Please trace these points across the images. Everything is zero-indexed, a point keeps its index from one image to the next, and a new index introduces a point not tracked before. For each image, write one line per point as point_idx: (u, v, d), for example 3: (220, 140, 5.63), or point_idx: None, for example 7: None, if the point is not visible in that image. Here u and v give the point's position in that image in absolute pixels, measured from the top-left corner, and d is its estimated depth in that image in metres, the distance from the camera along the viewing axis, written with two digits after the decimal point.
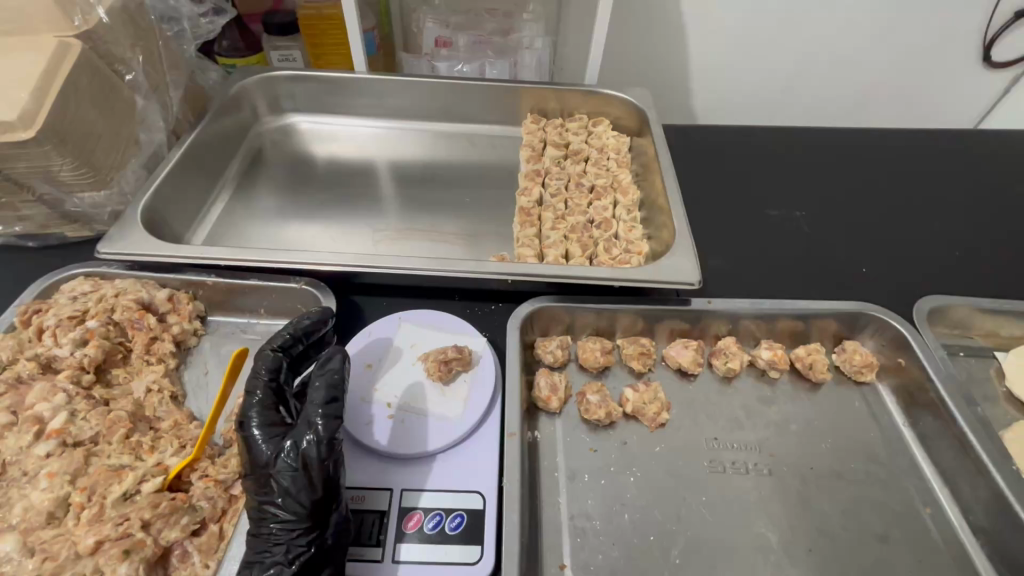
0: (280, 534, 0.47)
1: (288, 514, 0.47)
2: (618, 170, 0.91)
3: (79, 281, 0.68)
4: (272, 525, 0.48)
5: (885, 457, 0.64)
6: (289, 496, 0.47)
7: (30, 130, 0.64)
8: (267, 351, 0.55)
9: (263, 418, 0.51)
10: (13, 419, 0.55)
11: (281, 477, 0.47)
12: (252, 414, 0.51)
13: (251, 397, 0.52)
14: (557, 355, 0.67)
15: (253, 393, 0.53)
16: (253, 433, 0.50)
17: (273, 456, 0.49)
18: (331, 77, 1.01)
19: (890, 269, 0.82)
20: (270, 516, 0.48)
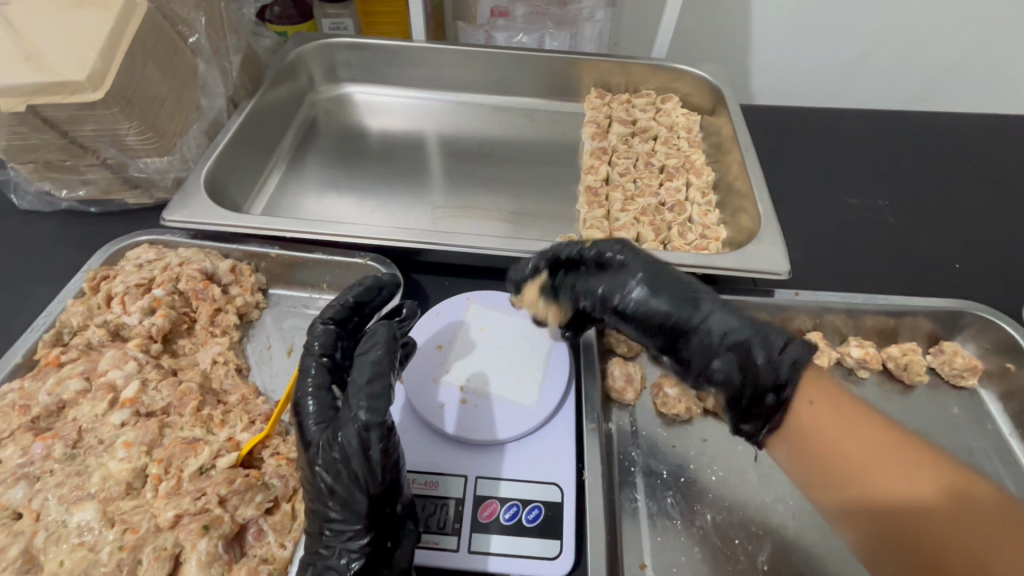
0: (332, 537, 0.44)
1: (336, 513, 0.44)
2: (691, 150, 0.86)
3: (144, 249, 0.67)
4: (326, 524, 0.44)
5: (989, 469, 0.59)
6: (338, 494, 0.43)
7: (99, 91, 0.62)
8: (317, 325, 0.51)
9: (317, 400, 0.47)
10: (86, 385, 0.54)
11: (329, 472, 0.44)
12: (307, 397, 0.48)
13: (305, 377, 0.49)
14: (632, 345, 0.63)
15: (306, 373, 0.49)
16: (306, 419, 0.47)
17: (320, 446, 0.44)
18: (387, 46, 0.97)
19: (987, 265, 0.75)
20: (321, 515, 0.44)
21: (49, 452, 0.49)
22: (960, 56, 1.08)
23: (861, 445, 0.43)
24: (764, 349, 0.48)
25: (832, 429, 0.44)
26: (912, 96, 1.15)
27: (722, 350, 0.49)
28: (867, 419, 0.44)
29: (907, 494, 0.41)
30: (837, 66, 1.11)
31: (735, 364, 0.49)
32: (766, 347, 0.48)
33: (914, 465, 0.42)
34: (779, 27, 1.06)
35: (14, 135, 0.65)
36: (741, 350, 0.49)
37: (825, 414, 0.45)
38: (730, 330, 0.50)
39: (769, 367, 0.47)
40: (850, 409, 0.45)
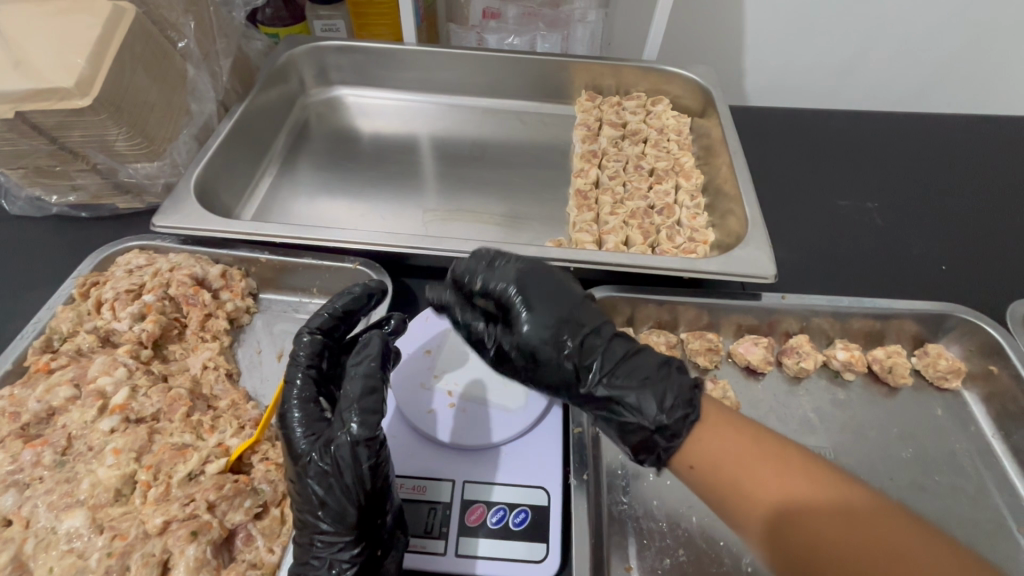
0: (322, 548, 0.44)
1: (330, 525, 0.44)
2: (680, 152, 0.86)
3: (134, 254, 0.67)
4: (314, 537, 0.45)
5: (972, 471, 0.60)
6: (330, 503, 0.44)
7: (87, 97, 0.62)
8: (305, 335, 0.52)
9: (304, 411, 0.48)
10: (76, 391, 0.54)
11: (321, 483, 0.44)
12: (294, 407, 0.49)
13: (291, 388, 0.50)
14: None
15: (293, 383, 0.50)
16: (293, 430, 0.47)
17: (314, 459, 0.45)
18: (378, 48, 0.97)
19: (971, 267, 0.76)
20: (311, 526, 0.45)
21: (39, 459, 0.49)
22: (949, 57, 1.08)
23: (762, 465, 0.43)
24: (667, 392, 0.47)
25: (738, 456, 0.44)
26: (901, 97, 1.16)
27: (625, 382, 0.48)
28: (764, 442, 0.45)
29: (810, 504, 0.41)
30: (827, 67, 1.12)
31: (636, 402, 0.47)
32: (666, 391, 0.47)
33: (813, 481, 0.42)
34: (769, 29, 1.06)
35: (3, 141, 0.65)
36: (642, 387, 0.48)
37: (720, 436, 0.45)
38: (637, 368, 0.49)
39: (669, 412, 0.46)
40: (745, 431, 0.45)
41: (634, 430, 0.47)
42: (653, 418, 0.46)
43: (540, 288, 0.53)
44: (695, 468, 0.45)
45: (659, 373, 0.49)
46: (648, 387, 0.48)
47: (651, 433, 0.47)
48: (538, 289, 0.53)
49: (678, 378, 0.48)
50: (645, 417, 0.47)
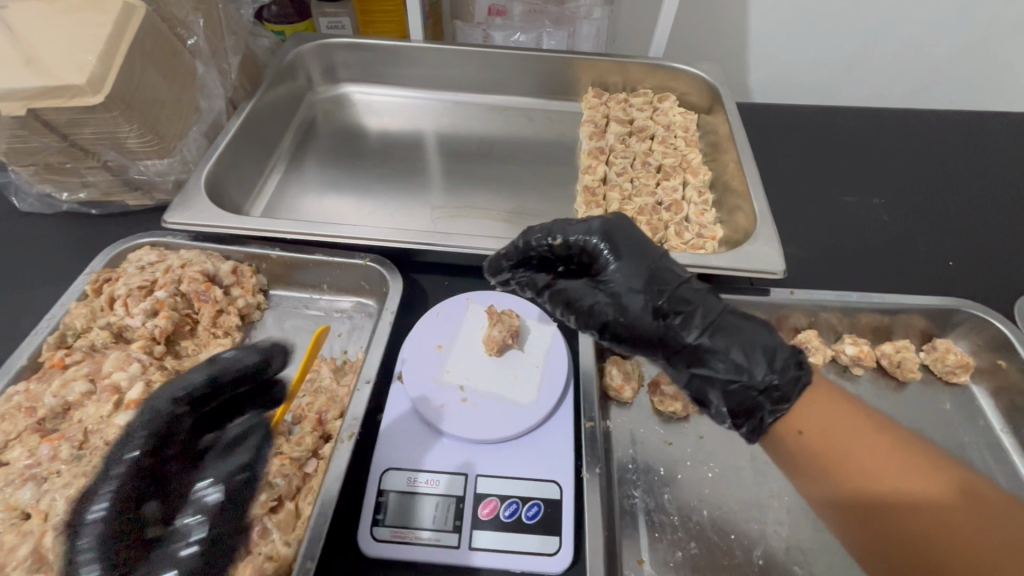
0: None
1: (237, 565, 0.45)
2: (687, 149, 0.86)
3: (145, 250, 0.67)
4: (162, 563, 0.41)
5: (980, 464, 0.60)
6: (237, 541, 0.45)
7: (99, 95, 0.62)
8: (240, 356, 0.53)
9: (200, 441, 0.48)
10: (91, 387, 0.55)
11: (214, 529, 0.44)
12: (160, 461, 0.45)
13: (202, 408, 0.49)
14: None
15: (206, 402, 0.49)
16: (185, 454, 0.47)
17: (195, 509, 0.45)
18: (385, 45, 0.97)
19: (979, 262, 0.76)
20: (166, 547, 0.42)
21: (56, 454, 0.50)
22: (955, 54, 1.08)
23: (863, 448, 0.49)
24: (775, 351, 0.48)
25: (842, 432, 0.50)
26: (906, 93, 1.16)
27: (729, 344, 0.49)
28: (874, 427, 0.50)
29: (903, 487, 0.47)
30: (832, 64, 1.12)
31: (742, 361, 0.48)
32: (774, 350, 0.49)
33: (908, 470, 0.47)
34: (774, 25, 1.06)
35: (14, 139, 0.65)
36: (749, 348, 0.48)
37: (829, 416, 0.51)
38: (743, 328, 0.49)
39: (781, 373, 0.48)
40: (853, 416, 0.51)
41: (736, 390, 0.49)
42: (760, 380, 0.48)
43: (632, 247, 0.53)
44: (803, 434, 0.51)
45: (758, 331, 0.49)
46: (751, 345, 0.48)
47: (757, 394, 0.48)
48: (629, 247, 0.53)
49: (784, 341, 0.50)
50: (751, 378, 0.48)
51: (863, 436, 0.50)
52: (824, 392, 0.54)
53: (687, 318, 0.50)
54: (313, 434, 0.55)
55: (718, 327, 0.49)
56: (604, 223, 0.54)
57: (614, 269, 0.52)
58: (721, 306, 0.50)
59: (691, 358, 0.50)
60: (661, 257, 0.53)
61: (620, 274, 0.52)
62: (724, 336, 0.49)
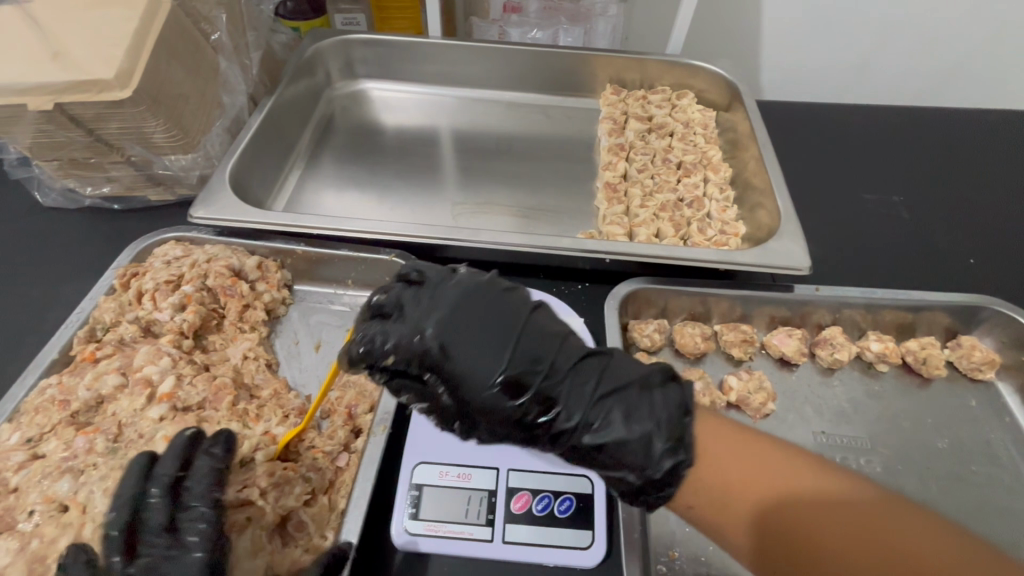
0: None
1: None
2: (707, 146, 0.86)
3: (170, 245, 0.67)
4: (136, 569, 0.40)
5: (1007, 460, 0.60)
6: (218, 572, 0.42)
7: (126, 89, 0.62)
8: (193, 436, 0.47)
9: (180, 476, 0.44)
10: (123, 380, 0.55)
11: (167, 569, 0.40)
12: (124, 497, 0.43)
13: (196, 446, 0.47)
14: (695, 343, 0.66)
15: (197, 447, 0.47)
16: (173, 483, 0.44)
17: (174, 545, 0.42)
18: (402, 42, 0.98)
19: (1001, 260, 0.76)
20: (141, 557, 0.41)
21: (91, 446, 0.50)
22: (971, 51, 1.08)
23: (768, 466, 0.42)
24: (654, 429, 0.42)
25: (743, 453, 0.43)
26: (922, 91, 1.16)
27: (608, 421, 0.43)
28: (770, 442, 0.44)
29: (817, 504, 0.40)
30: (849, 62, 1.12)
31: (620, 440, 0.42)
32: (648, 424, 0.42)
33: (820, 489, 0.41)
34: (791, 22, 1.06)
35: (42, 133, 0.65)
36: (630, 415, 0.42)
37: (718, 438, 0.44)
38: (615, 398, 0.43)
39: (659, 462, 0.41)
40: (742, 434, 0.44)
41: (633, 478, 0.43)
42: (639, 468, 0.42)
43: (472, 319, 0.44)
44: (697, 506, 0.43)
45: (641, 400, 0.43)
46: (627, 419, 0.42)
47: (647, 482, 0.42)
48: (467, 321, 0.44)
49: (668, 398, 0.43)
50: (640, 459, 0.42)
51: (761, 452, 0.43)
52: (719, 426, 0.45)
53: (559, 396, 0.43)
54: (344, 428, 0.55)
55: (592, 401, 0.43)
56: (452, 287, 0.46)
57: (452, 362, 0.43)
58: (587, 377, 0.44)
59: (577, 441, 0.44)
60: (525, 319, 0.45)
61: (462, 358, 0.43)
62: (600, 412, 0.43)
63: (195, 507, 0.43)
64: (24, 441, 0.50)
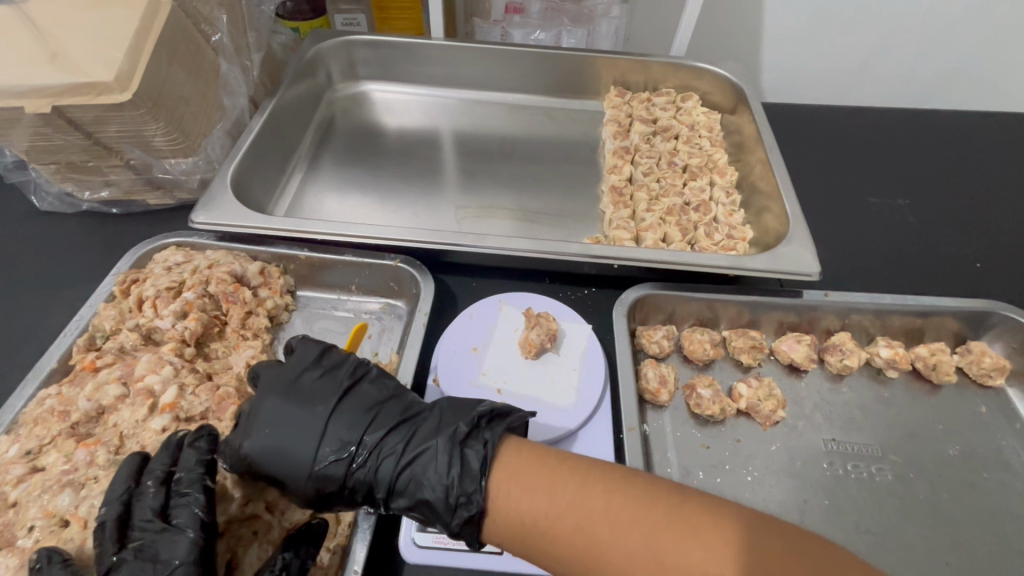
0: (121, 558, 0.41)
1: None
2: (713, 149, 0.86)
3: (171, 251, 0.66)
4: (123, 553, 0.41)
5: (1018, 468, 0.60)
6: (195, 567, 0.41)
7: (127, 92, 0.61)
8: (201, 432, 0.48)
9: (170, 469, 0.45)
10: (124, 390, 0.54)
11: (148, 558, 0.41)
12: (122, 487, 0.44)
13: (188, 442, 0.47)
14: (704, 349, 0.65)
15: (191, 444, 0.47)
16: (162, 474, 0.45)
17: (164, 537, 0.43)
18: (404, 43, 0.96)
19: (1007, 265, 0.76)
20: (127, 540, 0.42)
21: (93, 459, 0.49)
22: (973, 54, 1.08)
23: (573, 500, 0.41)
24: (455, 476, 0.44)
25: (561, 487, 0.41)
26: (925, 93, 1.15)
27: (418, 475, 0.45)
28: (575, 469, 0.43)
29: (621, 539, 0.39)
30: (852, 63, 1.11)
31: (438, 487, 0.44)
32: (441, 474, 0.44)
33: (629, 511, 0.40)
34: (795, 24, 1.05)
35: (39, 136, 0.64)
36: (437, 467, 0.45)
37: (530, 473, 0.43)
38: (433, 453, 0.46)
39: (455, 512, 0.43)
40: (557, 464, 0.43)
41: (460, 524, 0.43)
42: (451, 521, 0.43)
43: (296, 399, 0.48)
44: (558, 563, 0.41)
45: (459, 455, 0.45)
46: (432, 465, 0.45)
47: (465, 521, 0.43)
48: (300, 402, 0.48)
49: (472, 451, 0.45)
50: (445, 508, 0.44)
51: (579, 490, 0.41)
52: (527, 457, 0.44)
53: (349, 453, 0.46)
54: None
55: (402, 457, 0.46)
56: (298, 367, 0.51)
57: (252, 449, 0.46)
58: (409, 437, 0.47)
59: (403, 493, 0.45)
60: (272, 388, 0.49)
61: (276, 443, 0.46)
62: (410, 468, 0.45)
63: (188, 494, 0.44)
64: (23, 454, 0.49)
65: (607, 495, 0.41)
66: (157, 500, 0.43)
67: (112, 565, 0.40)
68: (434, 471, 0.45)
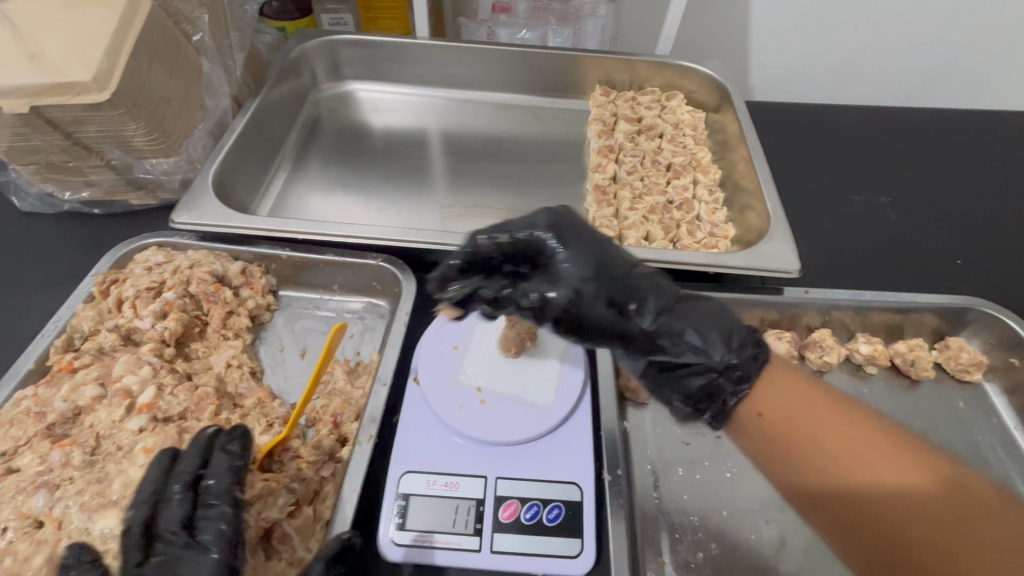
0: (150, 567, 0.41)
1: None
2: (697, 147, 0.86)
3: (152, 251, 0.66)
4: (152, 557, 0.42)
5: (994, 461, 0.60)
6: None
7: (105, 92, 0.60)
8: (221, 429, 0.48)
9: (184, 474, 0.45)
10: (101, 391, 0.53)
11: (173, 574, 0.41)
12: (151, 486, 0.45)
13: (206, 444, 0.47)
14: None
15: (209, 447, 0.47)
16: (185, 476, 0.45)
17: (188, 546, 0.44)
18: (389, 42, 0.96)
19: (988, 261, 0.77)
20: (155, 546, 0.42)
21: (68, 460, 0.49)
22: (956, 53, 1.09)
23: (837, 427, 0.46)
24: (730, 332, 0.50)
25: (806, 415, 0.47)
26: (910, 91, 1.16)
27: (684, 325, 0.50)
28: (838, 404, 0.48)
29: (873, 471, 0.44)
30: (837, 62, 1.12)
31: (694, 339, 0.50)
32: (734, 332, 0.50)
33: (875, 447, 0.45)
34: (780, 22, 1.06)
35: (16, 137, 0.63)
36: (705, 325, 0.50)
37: (794, 396, 0.49)
38: (687, 309, 0.51)
39: (738, 352, 0.50)
40: (808, 393, 0.49)
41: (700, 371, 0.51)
42: (723, 360, 0.49)
43: (588, 244, 0.50)
44: (764, 416, 0.48)
45: (689, 308, 0.51)
46: (709, 324, 0.51)
47: (721, 373, 0.50)
48: (592, 245, 0.50)
49: (732, 319, 0.51)
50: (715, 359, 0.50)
51: (849, 418, 0.47)
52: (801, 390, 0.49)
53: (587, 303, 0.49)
54: (329, 437, 0.54)
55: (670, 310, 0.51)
56: (549, 220, 0.51)
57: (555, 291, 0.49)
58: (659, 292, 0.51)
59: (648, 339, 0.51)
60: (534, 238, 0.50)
61: (586, 282, 0.49)
62: (680, 317, 0.50)
63: (216, 506, 0.44)
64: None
65: (850, 426, 0.46)
66: (182, 509, 0.44)
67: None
68: (709, 321, 0.51)
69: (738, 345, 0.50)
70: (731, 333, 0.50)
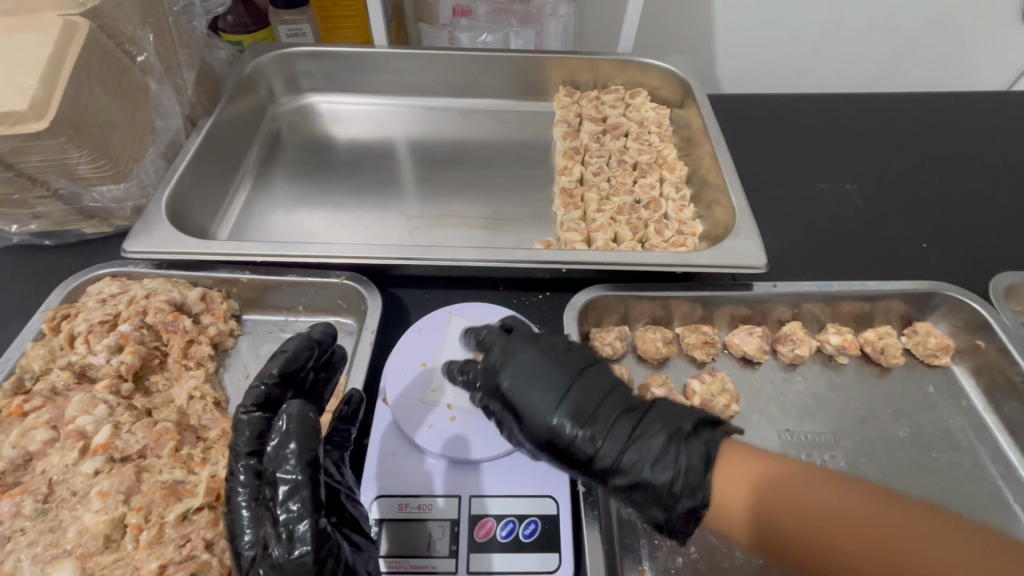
0: (250, 523, 0.42)
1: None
2: (662, 145, 0.86)
3: (105, 282, 0.64)
4: (242, 521, 0.42)
5: (966, 445, 0.61)
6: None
7: (44, 121, 0.58)
8: (246, 395, 0.46)
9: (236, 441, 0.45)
10: (54, 434, 0.52)
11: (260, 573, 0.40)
12: (242, 423, 0.45)
13: (238, 430, 0.45)
14: (659, 347, 0.65)
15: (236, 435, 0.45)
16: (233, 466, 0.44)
17: (279, 525, 0.40)
18: (347, 53, 0.94)
19: (953, 242, 0.78)
20: (240, 509, 0.42)
21: (19, 510, 0.47)
22: (912, 36, 1.11)
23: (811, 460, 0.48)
24: (684, 466, 0.47)
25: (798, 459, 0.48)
26: (871, 75, 1.17)
27: (640, 462, 0.48)
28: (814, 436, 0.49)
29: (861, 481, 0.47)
30: (800, 49, 1.12)
31: (665, 479, 0.47)
32: (690, 465, 0.47)
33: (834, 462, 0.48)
34: (741, 12, 1.06)
35: None
36: (659, 466, 0.47)
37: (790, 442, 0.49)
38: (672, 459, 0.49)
39: (692, 483, 0.46)
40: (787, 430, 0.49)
41: (657, 508, 0.47)
42: (675, 495, 0.46)
43: (540, 373, 0.52)
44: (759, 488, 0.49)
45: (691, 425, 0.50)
46: (664, 454, 0.47)
47: (680, 511, 0.46)
48: (548, 374, 0.52)
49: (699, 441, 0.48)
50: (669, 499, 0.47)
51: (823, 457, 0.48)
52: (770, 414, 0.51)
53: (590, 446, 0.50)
54: None
55: (632, 438, 0.48)
56: (507, 347, 0.54)
57: (514, 397, 0.51)
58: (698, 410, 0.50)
59: (608, 482, 0.49)
60: (509, 355, 0.53)
61: (528, 398, 0.51)
62: (639, 448, 0.48)
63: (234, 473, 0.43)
64: None
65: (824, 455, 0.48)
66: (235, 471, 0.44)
67: (248, 551, 0.41)
68: (656, 444, 0.48)
69: (690, 482, 0.46)
70: (703, 467, 0.46)
